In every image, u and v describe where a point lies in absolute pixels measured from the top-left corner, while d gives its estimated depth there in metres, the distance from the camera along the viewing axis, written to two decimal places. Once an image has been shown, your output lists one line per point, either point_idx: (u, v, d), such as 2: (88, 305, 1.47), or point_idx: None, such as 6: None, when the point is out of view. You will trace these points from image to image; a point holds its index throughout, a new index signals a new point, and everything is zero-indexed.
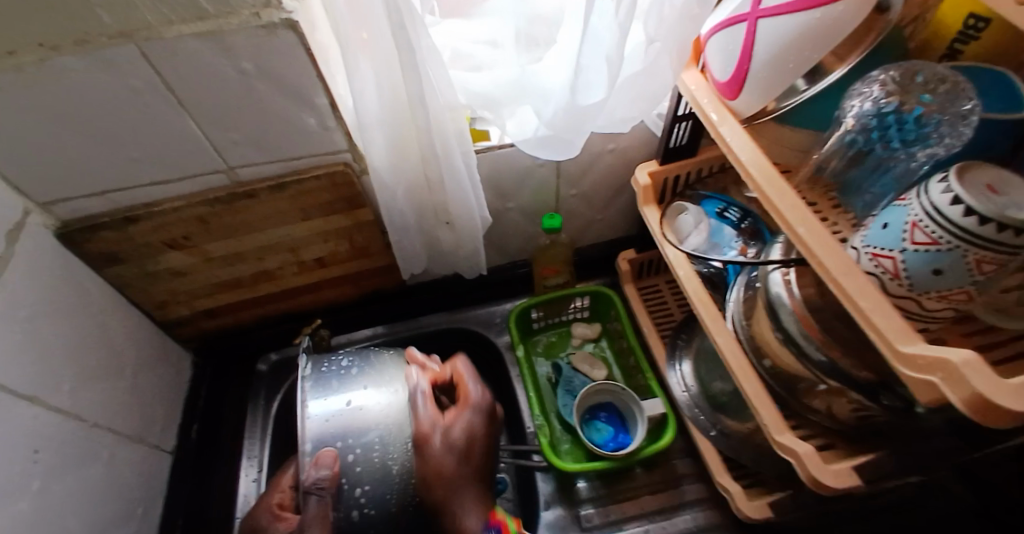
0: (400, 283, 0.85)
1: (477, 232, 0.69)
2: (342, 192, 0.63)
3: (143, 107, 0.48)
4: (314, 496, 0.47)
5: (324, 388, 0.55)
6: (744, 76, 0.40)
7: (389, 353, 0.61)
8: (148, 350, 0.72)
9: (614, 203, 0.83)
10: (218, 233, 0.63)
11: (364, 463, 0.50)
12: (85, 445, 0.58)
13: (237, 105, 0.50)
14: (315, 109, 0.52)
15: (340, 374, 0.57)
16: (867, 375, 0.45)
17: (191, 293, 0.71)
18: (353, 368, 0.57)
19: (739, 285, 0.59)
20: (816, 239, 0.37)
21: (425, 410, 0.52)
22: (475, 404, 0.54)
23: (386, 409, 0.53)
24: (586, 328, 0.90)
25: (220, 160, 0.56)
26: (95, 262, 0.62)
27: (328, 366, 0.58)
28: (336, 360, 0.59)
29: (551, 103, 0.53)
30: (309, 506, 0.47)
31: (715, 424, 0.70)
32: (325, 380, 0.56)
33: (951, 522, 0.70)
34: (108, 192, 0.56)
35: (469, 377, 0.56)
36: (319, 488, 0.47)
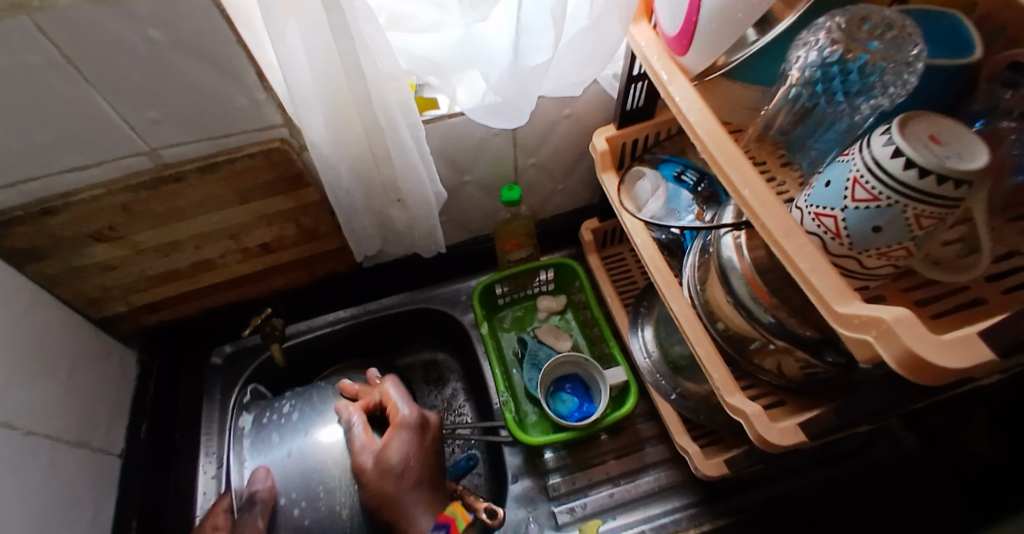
0: (356, 265, 0.82)
1: (431, 208, 0.66)
2: (281, 171, 0.59)
3: (43, 86, 0.43)
4: (248, 510, 0.55)
5: (262, 444, 0.62)
6: (693, 30, 0.38)
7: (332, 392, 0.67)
8: (85, 350, 0.67)
9: (574, 172, 0.81)
10: (148, 220, 0.58)
11: (307, 509, 0.56)
12: (22, 455, 0.54)
13: (151, 79, 0.45)
14: (241, 82, 0.48)
15: (280, 424, 0.64)
16: (812, 333, 0.46)
17: (127, 286, 0.67)
18: (292, 414, 0.64)
19: (695, 250, 0.59)
20: (760, 201, 0.36)
21: (359, 434, 0.58)
22: (405, 424, 0.57)
23: (335, 451, 0.59)
24: (552, 300, 0.89)
25: (140, 142, 0.51)
26: (12, 261, 0.57)
27: (269, 417, 0.65)
28: (277, 408, 0.66)
29: (496, 67, 0.50)
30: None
31: (676, 387, 0.71)
32: (264, 434, 0.63)
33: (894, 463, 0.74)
34: (16, 182, 0.51)
35: (399, 400, 0.59)
36: (253, 500, 0.55)
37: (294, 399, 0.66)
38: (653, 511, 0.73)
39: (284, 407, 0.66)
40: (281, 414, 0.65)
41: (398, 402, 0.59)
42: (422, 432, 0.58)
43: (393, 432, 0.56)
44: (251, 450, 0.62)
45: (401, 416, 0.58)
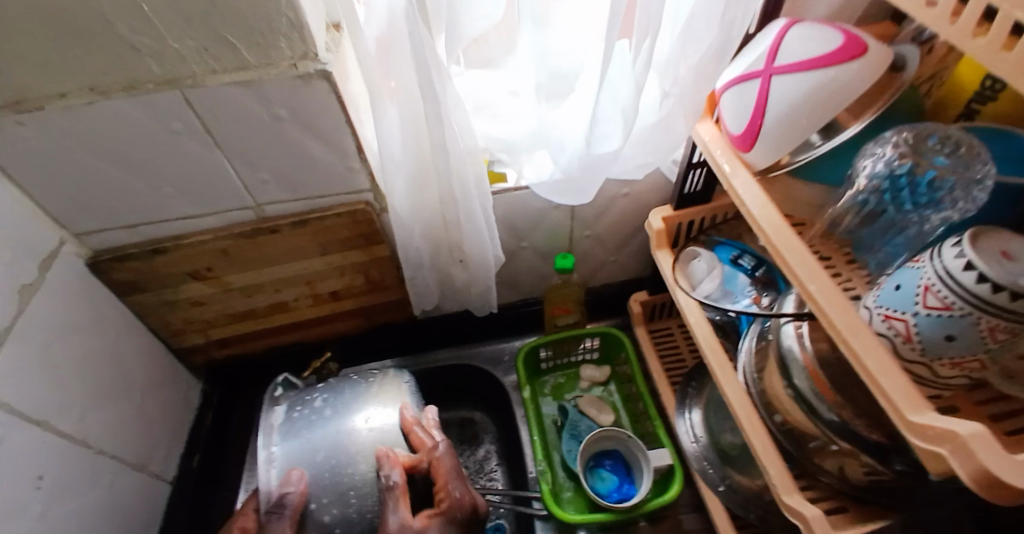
0: (411, 318, 0.85)
1: (490, 270, 0.70)
2: (360, 229, 0.64)
3: (181, 148, 0.51)
4: (277, 515, 0.49)
5: (292, 431, 0.56)
6: (758, 130, 0.42)
7: (361, 386, 0.60)
8: (160, 376, 0.72)
9: (627, 245, 0.84)
10: (239, 265, 0.65)
11: (338, 517, 0.51)
12: (90, 471, 0.58)
13: (268, 147, 0.52)
14: (341, 152, 0.55)
15: (310, 414, 0.57)
16: (878, 438, 0.44)
17: (209, 322, 0.73)
18: (324, 407, 0.57)
19: (753, 334, 0.59)
20: (827, 297, 0.37)
21: (427, 411, 0.57)
22: None
23: (360, 436, 0.54)
24: (595, 370, 0.89)
25: (247, 198, 0.58)
26: (119, 291, 0.64)
27: (301, 410, 0.58)
28: (308, 402, 0.59)
29: (567, 151, 0.54)
30: (270, 525, 0.48)
31: (724, 479, 0.67)
32: (295, 425, 0.56)
33: None
34: (140, 225, 0.59)
35: None
36: (283, 505, 0.49)
37: (328, 392, 0.60)
38: None
39: (325, 397, 0.59)
40: (312, 407, 0.58)
41: (447, 477, 0.53)
42: (468, 523, 0.52)
43: (438, 515, 0.51)
44: (280, 435, 0.56)
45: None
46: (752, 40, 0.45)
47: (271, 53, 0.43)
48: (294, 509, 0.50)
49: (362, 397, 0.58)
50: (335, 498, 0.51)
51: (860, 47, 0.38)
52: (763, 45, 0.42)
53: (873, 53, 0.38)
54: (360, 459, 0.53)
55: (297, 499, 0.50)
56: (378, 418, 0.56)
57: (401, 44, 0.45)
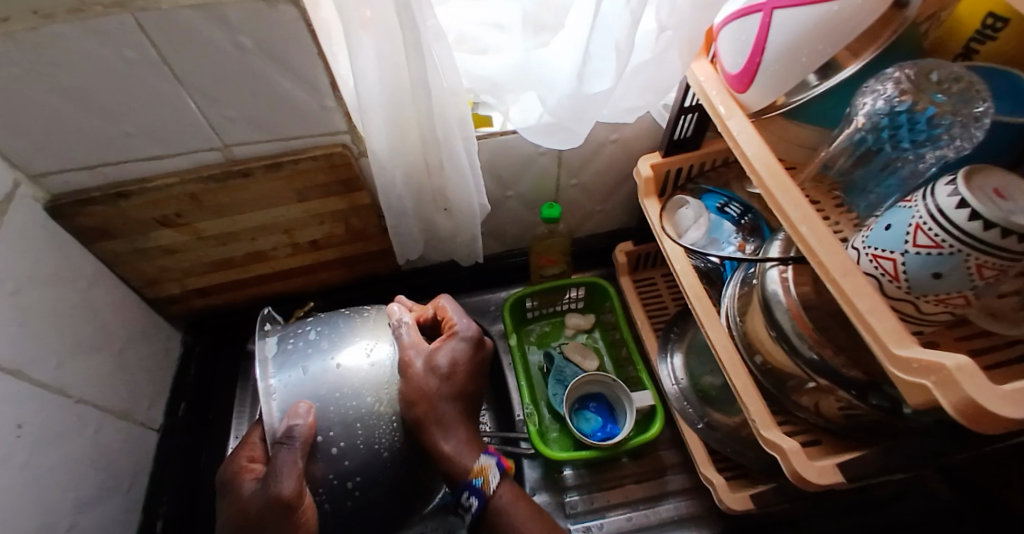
0: (395, 268, 0.84)
1: (475, 218, 0.68)
2: (339, 174, 0.62)
3: (140, 81, 0.46)
4: (285, 445, 0.48)
5: (291, 365, 0.56)
6: (757, 68, 0.40)
7: (357, 321, 0.61)
8: (137, 328, 0.71)
9: (614, 194, 0.82)
10: (212, 211, 0.62)
11: (347, 449, 0.52)
12: (73, 420, 0.58)
13: (236, 82, 0.49)
14: (316, 89, 0.51)
15: (308, 348, 0.58)
16: (857, 374, 0.46)
17: (185, 271, 0.70)
18: (321, 341, 0.58)
19: (736, 281, 0.59)
20: (819, 238, 0.37)
21: (410, 336, 0.58)
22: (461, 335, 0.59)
23: (364, 369, 0.56)
24: (580, 319, 0.90)
25: (216, 138, 0.55)
26: (86, 238, 0.61)
27: (295, 343, 0.58)
28: (303, 336, 0.59)
29: (555, 91, 0.52)
30: (280, 454, 0.47)
31: (702, 417, 0.71)
32: (293, 358, 0.56)
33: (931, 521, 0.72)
34: (102, 166, 0.55)
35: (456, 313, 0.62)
36: (292, 437, 0.48)
37: (321, 326, 0.60)
38: None
39: (317, 334, 0.59)
40: (308, 341, 0.58)
41: (454, 313, 0.62)
42: (475, 346, 0.59)
43: (449, 337, 0.59)
44: (277, 368, 0.55)
45: (454, 325, 0.60)
46: None
47: None
48: (305, 439, 0.49)
49: (359, 331, 0.60)
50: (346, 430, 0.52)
51: None
52: None
53: None
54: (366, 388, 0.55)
55: (307, 430, 0.49)
56: (377, 349, 0.58)
57: None
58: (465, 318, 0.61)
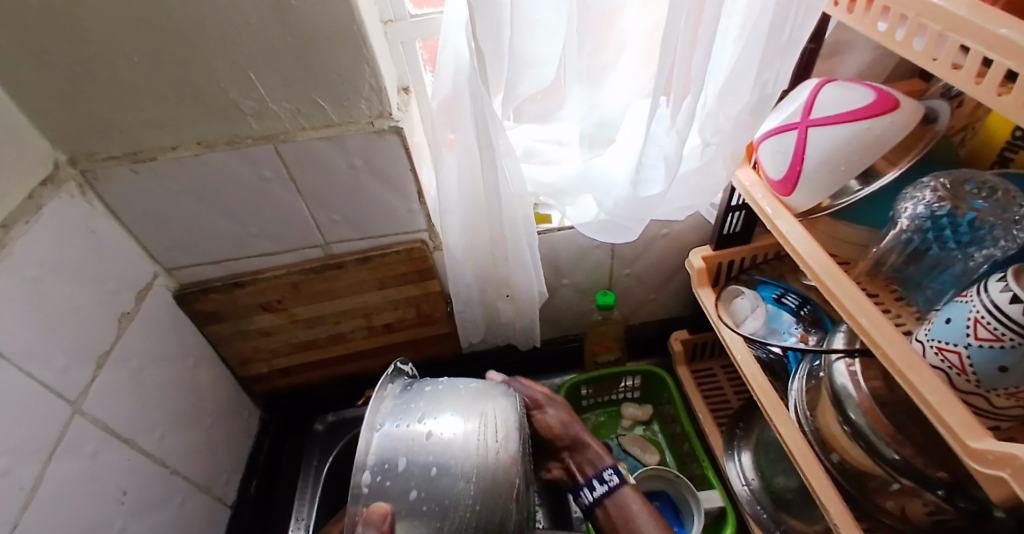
0: (457, 351, 0.89)
1: (535, 305, 0.73)
2: (417, 265, 0.69)
3: (268, 193, 0.58)
4: None
5: (393, 421, 0.42)
6: (798, 176, 0.44)
7: (470, 390, 0.46)
8: (226, 402, 0.78)
9: (667, 284, 0.85)
10: (306, 298, 0.71)
11: None
12: (165, 489, 0.63)
13: (342, 192, 0.59)
14: (406, 196, 0.61)
15: (412, 405, 0.44)
16: (944, 475, 0.44)
17: (273, 351, 0.78)
18: (428, 399, 0.44)
19: (801, 376, 0.59)
20: (879, 329, 0.38)
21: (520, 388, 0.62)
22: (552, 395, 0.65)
23: (467, 449, 0.40)
24: (637, 409, 0.88)
25: (319, 237, 0.65)
26: (200, 321, 0.71)
27: (403, 398, 0.45)
28: (413, 392, 0.46)
29: (611, 194, 0.58)
30: None
31: (779, 524, 0.66)
32: (397, 414, 0.43)
33: None
34: (224, 260, 0.66)
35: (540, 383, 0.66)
36: None
37: (432, 387, 0.46)
38: None
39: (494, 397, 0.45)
40: (413, 399, 0.44)
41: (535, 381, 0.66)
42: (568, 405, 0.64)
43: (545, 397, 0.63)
44: (385, 419, 0.42)
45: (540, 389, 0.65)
46: (786, 95, 0.49)
47: (354, 111, 0.50)
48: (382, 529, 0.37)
49: (462, 401, 0.44)
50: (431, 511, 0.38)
51: (892, 101, 0.41)
52: (798, 100, 0.46)
53: (904, 106, 0.41)
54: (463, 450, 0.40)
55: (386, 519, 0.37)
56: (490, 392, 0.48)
57: (463, 103, 0.51)
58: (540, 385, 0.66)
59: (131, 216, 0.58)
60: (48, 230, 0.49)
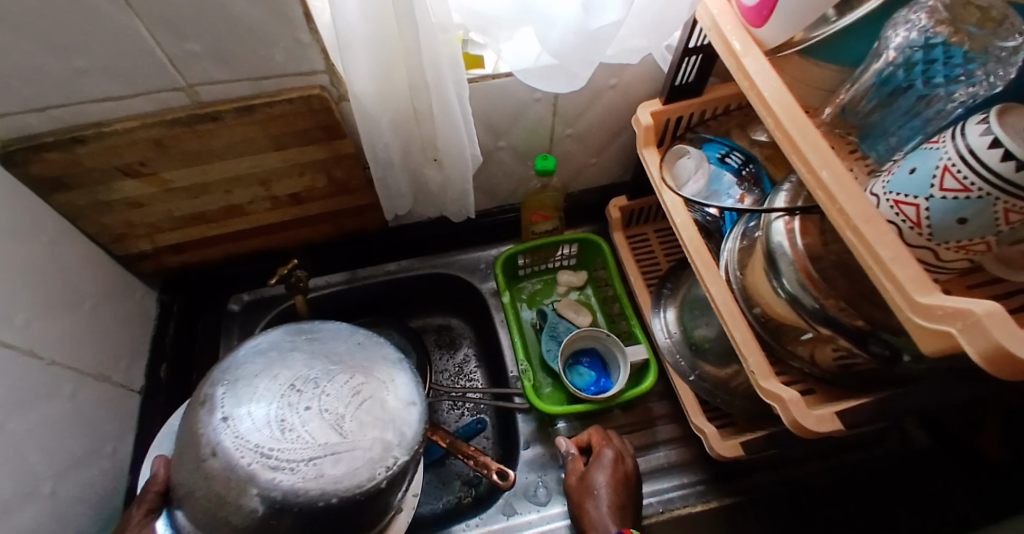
0: (383, 224, 0.81)
1: (467, 171, 0.65)
2: (319, 120, 0.57)
3: (85, 8, 0.41)
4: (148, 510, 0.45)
5: (229, 381, 0.42)
6: (773, 3, 0.36)
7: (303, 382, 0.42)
8: (107, 286, 0.66)
9: (611, 146, 0.79)
10: (181, 161, 0.57)
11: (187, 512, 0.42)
12: (47, 387, 0.54)
13: (198, 10, 0.43)
14: (291, 23, 0.46)
15: (240, 382, 0.42)
16: (861, 324, 0.46)
17: (154, 227, 0.66)
18: (257, 377, 0.42)
19: (736, 235, 0.58)
20: (839, 182, 0.35)
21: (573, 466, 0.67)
22: (609, 463, 0.64)
23: (246, 432, 0.38)
24: (572, 276, 0.88)
25: (179, 78, 0.50)
26: (40, 190, 0.56)
27: (250, 370, 0.43)
28: (253, 372, 0.42)
29: (555, 29, 0.47)
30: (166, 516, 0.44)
31: (695, 369, 0.70)
32: (235, 376, 0.42)
33: (916, 463, 0.75)
34: (50, 108, 0.49)
35: (604, 443, 0.67)
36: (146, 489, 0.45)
37: (285, 372, 0.43)
38: (660, 486, 0.74)
39: (220, 438, 0.38)
40: (245, 378, 0.42)
41: (602, 441, 0.68)
42: (615, 464, 0.64)
43: (594, 463, 0.64)
44: (224, 380, 0.42)
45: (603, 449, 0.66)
46: None
47: None
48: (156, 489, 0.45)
49: (264, 397, 0.40)
50: (217, 533, 0.39)
51: None
52: None
53: None
54: (193, 490, 0.39)
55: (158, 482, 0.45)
56: (239, 414, 0.39)
57: None
58: (614, 444, 0.67)
59: None
60: None
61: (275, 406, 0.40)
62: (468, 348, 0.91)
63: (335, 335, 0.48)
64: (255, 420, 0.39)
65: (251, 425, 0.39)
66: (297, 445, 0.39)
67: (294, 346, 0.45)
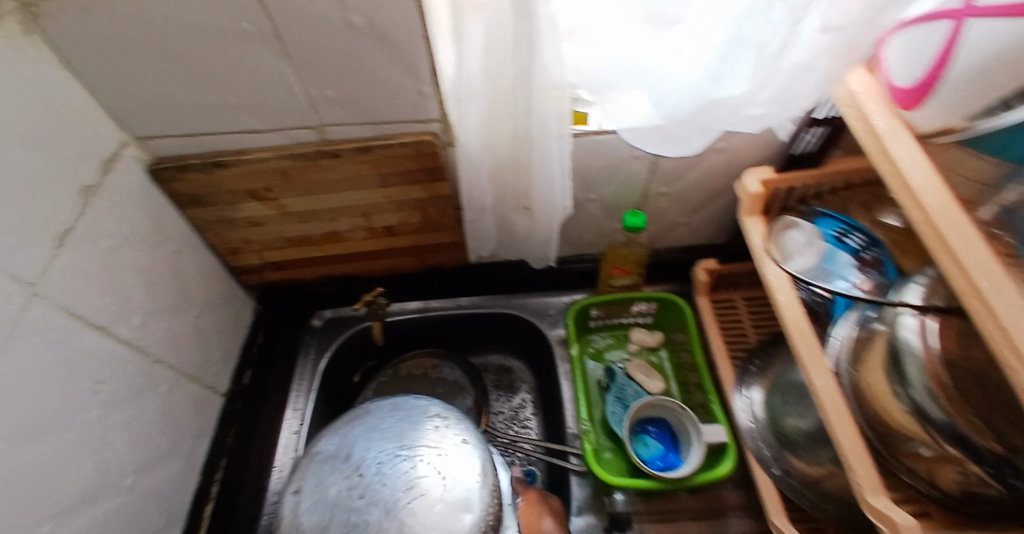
0: (464, 261, 0.82)
1: (555, 219, 0.64)
2: (424, 163, 0.60)
3: (248, 54, 0.46)
4: None
5: (336, 430, 0.53)
6: (933, 87, 0.36)
7: (379, 440, 0.50)
8: (215, 293, 0.72)
9: (705, 208, 0.76)
10: (299, 189, 0.62)
11: None
12: (149, 381, 0.59)
13: (340, 61, 0.47)
14: (417, 75, 0.50)
15: (346, 428, 0.53)
16: (1000, 450, 0.39)
17: (264, 244, 0.71)
18: (345, 438, 0.51)
19: (851, 320, 0.53)
20: (999, 293, 0.30)
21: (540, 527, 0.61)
22: None
23: (326, 481, 0.48)
24: (647, 335, 0.85)
25: (311, 117, 0.54)
26: (180, 202, 0.63)
27: (359, 412, 0.54)
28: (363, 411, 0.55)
29: (672, 95, 0.48)
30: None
31: (779, 461, 0.64)
32: (344, 422, 0.54)
33: None
34: (201, 135, 0.56)
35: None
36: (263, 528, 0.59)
37: (365, 432, 0.51)
38: None
39: (301, 512, 0.46)
40: (343, 432, 0.52)
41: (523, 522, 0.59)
42: None
43: None
44: (329, 435, 0.53)
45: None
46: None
47: None
48: None
49: (351, 445, 0.50)
50: None
51: None
52: None
53: None
54: None
55: None
56: (323, 469, 0.49)
57: None
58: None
59: (83, 68, 0.47)
60: None
61: (343, 489, 0.46)
62: (527, 397, 0.89)
63: (404, 404, 0.54)
64: (337, 472, 0.48)
65: (329, 479, 0.48)
66: None
67: (373, 439, 0.50)
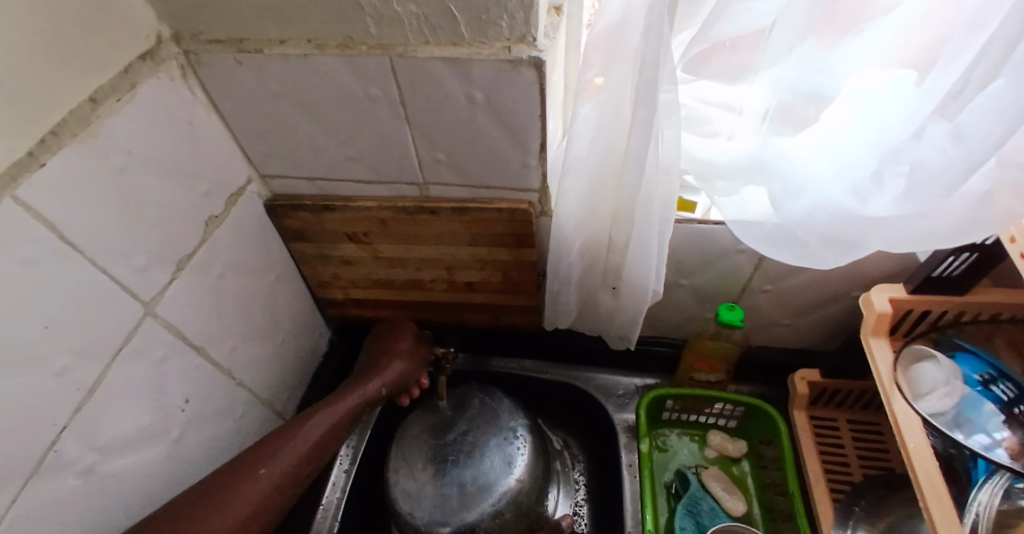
0: (538, 327, 0.80)
1: (643, 305, 0.60)
2: (516, 229, 0.60)
3: (374, 116, 0.49)
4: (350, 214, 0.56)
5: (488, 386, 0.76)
6: None
7: (483, 422, 0.70)
8: (299, 321, 0.76)
9: (811, 311, 0.68)
10: (393, 238, 0.64)
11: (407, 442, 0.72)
12: (228, 402, 0.61)
13: (454, 129, 0.49)
14: (525, 149, 0.50)
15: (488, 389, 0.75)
16: None
17: (351, 282, 0.74)
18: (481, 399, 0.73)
19: (995, 489, 0.43)
20: None
21: None
22: None
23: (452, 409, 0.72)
24: (729, 442, 0.75)
25: (417, 174, 0.56)
26: (287, 236, 0.67)
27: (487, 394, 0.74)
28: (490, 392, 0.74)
29: (804, 199, 0.43)
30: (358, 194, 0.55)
31: None
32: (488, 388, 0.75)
33: None
34: (319, 180, 0.60)
35: None
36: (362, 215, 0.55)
37: (481, 410, 0.72)
38: None
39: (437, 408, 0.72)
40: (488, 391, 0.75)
41: None
42: None
43: None
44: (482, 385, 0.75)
45: None
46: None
47: (490, 30, 0.40)
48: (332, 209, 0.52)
49: (474, 407, 0.72)
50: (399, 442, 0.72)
51: None
52: None
53: None
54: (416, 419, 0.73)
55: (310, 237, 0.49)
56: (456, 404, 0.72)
57: (631, 38, 0.39)
58: None
59: (232, 114, 0.53)
60: (143, 113, 0.44)
61: (457, 421, 0.70)
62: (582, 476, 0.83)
63: (507, 406, 0.72)
64: (461, 412, 0.72)
65: (453, 411, 0.72)
66: (438, 448, 0.68)
67: (493, 414, 0.71)
